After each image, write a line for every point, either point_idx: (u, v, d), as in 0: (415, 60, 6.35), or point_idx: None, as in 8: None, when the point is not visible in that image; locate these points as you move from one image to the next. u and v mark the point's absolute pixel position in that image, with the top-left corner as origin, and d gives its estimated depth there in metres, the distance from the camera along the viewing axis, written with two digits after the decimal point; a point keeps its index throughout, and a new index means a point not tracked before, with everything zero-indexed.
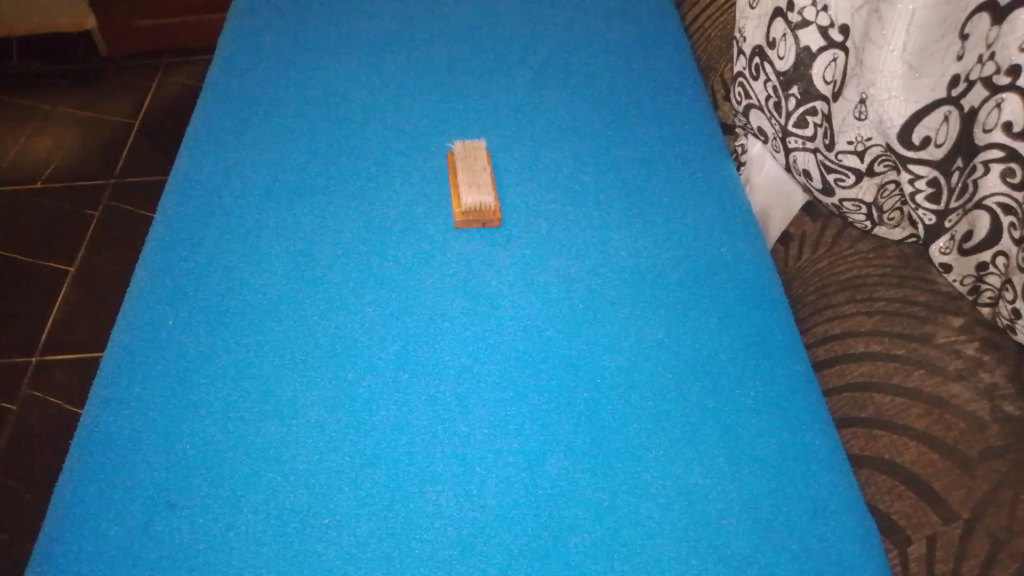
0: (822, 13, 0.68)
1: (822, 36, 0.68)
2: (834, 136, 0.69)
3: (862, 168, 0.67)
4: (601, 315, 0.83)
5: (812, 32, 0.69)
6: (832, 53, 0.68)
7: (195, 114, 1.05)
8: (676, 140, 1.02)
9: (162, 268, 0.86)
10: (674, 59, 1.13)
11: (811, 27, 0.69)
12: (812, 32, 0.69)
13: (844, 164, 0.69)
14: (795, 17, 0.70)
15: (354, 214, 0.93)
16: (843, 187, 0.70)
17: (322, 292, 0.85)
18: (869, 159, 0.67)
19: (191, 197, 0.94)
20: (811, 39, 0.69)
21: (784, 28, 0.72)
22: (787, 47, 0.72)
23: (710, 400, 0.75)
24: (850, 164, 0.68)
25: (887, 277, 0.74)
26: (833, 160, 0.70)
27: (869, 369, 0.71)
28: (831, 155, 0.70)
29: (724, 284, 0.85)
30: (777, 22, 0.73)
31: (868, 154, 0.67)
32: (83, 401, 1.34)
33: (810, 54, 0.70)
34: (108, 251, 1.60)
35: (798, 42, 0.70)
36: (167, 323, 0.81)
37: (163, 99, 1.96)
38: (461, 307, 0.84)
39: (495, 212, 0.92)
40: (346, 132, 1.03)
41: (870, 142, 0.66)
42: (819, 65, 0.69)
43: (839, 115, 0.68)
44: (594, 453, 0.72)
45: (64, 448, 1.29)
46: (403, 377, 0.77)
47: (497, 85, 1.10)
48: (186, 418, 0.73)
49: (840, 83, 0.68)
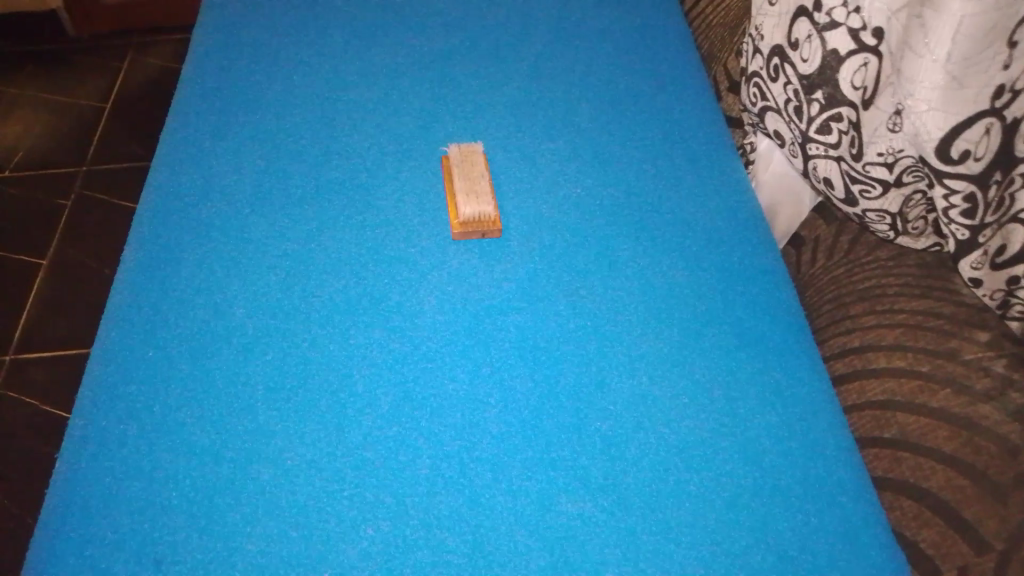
0: (855, 15, 0.63)
1: (853, 38, 0.64)
2: (862, 146, 0.65)
3: (890, 180, 0.64)
4: (611, 330, 0.79)
5: (842, 34, 0.65)
6: (863, 56, 0.64)
7: (173, 112, 0.98)
8: (681, 137, 0.97)
9: (141, 284, 0.80)
10: (675, 49, 1.08)
11: (841, 29, 0.64)
12: (841, 34, 0.65)
13: (870, 175, 0.65)
14: (823, 17, 0.66)
15: (347, 218, 0.88)
16: (868, 199, 0.66)
17: (312, 310, 0.79)
18: (898, 170, 0.63)
19: (171, 205, 0.88)
20: (840, 42, 0.65)
21: (809, 28, 0.67)
22: (812, 49, 0.67)
23: (727, 421, 0.72)
24: (877, 176, 0.64)
25: (908, 288, 0.70)
26: (858, 171, 0.66)
27: (890, 387, 0.68)
28: (857, 166, 0.66)
29: (739, 294, 0.81)
30: (802, 21, 0.68)
31: (897, 166, 0.63)
32: (64, 403, 1.29)
33: (838, 58, 0.65)
34: (82, 245, 1.53)
35: (824, 45, 0.66)
36: (147, 346, 0.75)
37: (135, 80, 1.88)
38: (463, 322, 0.79)
39: (495, 222, 0.87)
40: (334, 131, 0.97)
41: (901, 154, 0.62)
42: (847, 69, 0.65)
43: (869, 123, 0.64)
44: (609, 480, 0.68)
45: (52, 457, 1.23)
46: (405, 402, 0.72)
47: (492, 78, 1.04)
48: (175, 453, 0.69)
49: (870, 90, 0.64)
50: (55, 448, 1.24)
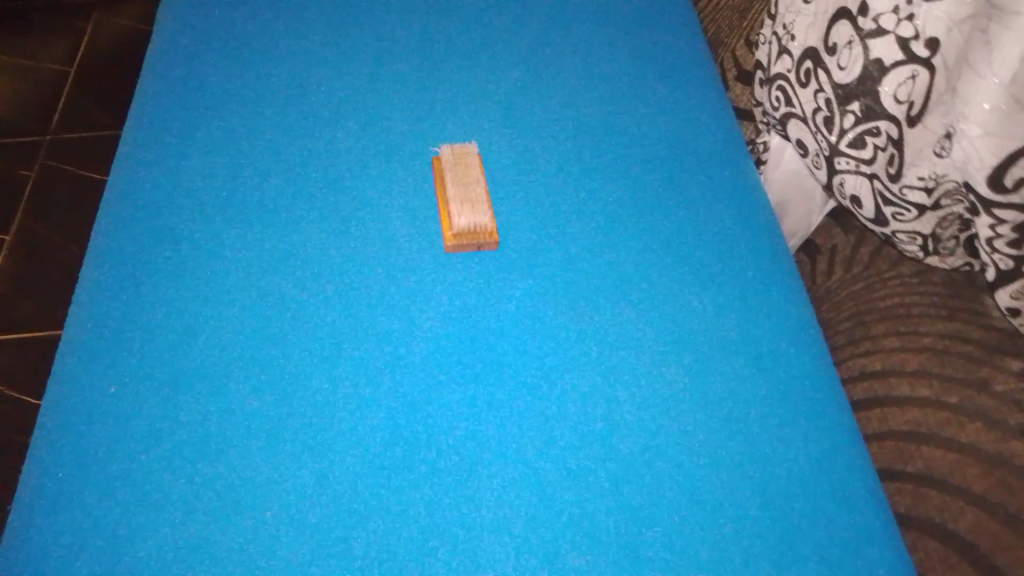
0: (907, 22, 0.57)
1: (901, 48, 0.58)
2: (900, 165, 0.60)
3: (927, 204, 0.59)
4: (619, 343, 0.73)
5: (889, 43, 0.59)
6: (910, 68, 0.58)
7: (140, 90, 0.90)
8: (691, 130, 0.91)
9: (106, 288, 0.73)
10: (683, 34, 1.01)
11: (888, 36, 0.59)
12: (888, 43, 0.59)
13: (906, 198, 0.60)
14: (868, 23, 0.60)
15: (329, 217, 0.80)
16: (900, 222, 0.61)
17: (293, 318, 0.72)
18: (938, 194, 0.58)
19: (138, 195, 0.80)
20: (884, 51, 0.59)
21: (851, 33, 0.62)
22: (852, 56, 0.62)
23: (745, 448, 0.67)
24: (913, 199, 0.59)
25: (932, 309, 0.66)
26: (894, 192, 0.61)
27: (914, 417, 0.64)
28: (892, 186, 0.61)
29: (754, 305, 0.76)
30: (842, 25, 0.63)
31: (938, 190, 0.58)
32: (33, 391, 1.22)
33: (881, 68, 0.59)
34: (48, 221, 1.45)
35: (867, 53, 0.60)
36: (113, 355, 0.68)
37: (101, 43, 1.76)
38: (460, 336, 0.73)
39: (492, 233, 0.79)
40: (314, 114, 0.89)
41: (943, 179, 0.57)
42: (891, 82, 0.59)
43: (910, 142, 0.59)
44: (619, 513, 0.64)
45: (23, 449, 1.18)
46: (401, 425, 0.67)
47: (487, 59, 0.97)
48: (149, 479, 0.62)
49: (914, 105, 0.58)
50: (24, 440, 1.17)
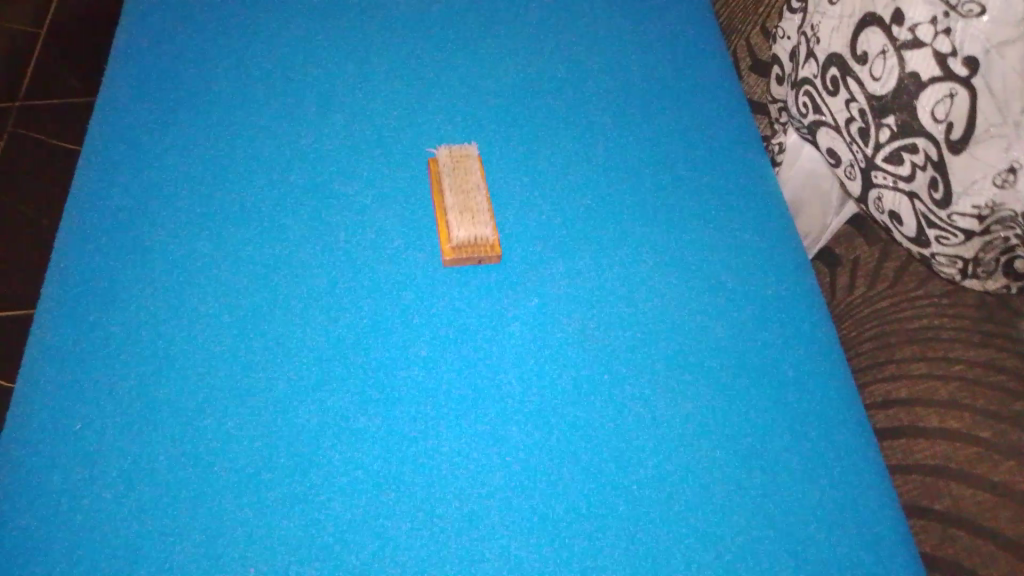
0: (943, 37, 0.53)
1: (939, 64, 0.54)
2: (946, 189, 0.54)
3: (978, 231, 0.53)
4: (630, 360, 0.68)
5: (926, 56, 0.55)
6: (949, 85, 0.53)
7: (112, 69, 0.82)
8: (704, 128, 0.85)
9: (72, 299, 0.66)
10: (695, 23, 0.95)
11: (924, 49, 0.55)
12: (925, 56, 0.55)
13: (955, 224, 0.55)
14: (904, 34, 0.56)
15: (315, 220, 0.73)
16: (946, 247, 0.56)
17: (276, 328, 0.66)
18: (991, 222, 0.53)
19: (107, 188, 0.73)
20: (921, 64, 0.55)
21: (884, 42, 0.58)
22: (886, 67, 0.58)
23: (765, 483, 0.63)
24: (962, 226, 0.54)
25: (964, 334, 0.61)
26: (940, 217, 0.56)
27: (942, 452, 0.60)
28: (938, 211, 0.56)
29: (771, 322, 0.72)
30: (874, 33, 0.59)
31: (992, 219, 0.52)
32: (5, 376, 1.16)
33: (918, 82, 0.55)
34: (18, 193, 1.36)
35: (902, 65, 0.57)
36: (79, 371, 0.62)
37: (74, 3, 1.67)
38: (457, 355, 0.67)
39: (494, 247, 0.72)
40: (300, 101, 0.82)
41: (1000, 207, 0.52)
42: (928, 98, 0.55)
43: (954, 165, 0.54)
44: (631, 551, 0.59)
45: None
46: (392, 457, 0.61)
47: (488, 43, 0.90)
48: (120, 521, 0.56)
49: (954, 126, 0.53)
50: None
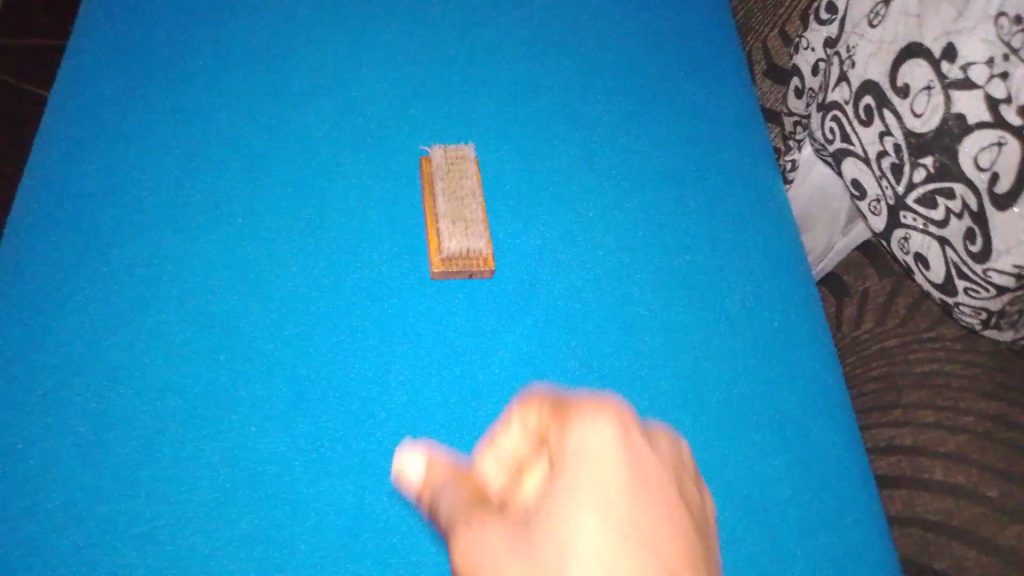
0: (999, 81, 0.49)
1: (989, 108, 0.50)
2: (985, 244, 0.51)
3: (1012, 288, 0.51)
4: (627, 387, 0.63)
5: (977, 99, 0.51)
6: (998, 133, 0.49)
7: (83, 34, 0.75)
8: (716, 139, 0.80)
9: (21, 290, 0.59)
10: (709, 24, 0.89)
11: (976, 92, 0.51)
12: (975, 98, 0.51)
13: (989, 279, 0.52)
14: (954, 71, 0.52)
15: (294, 217, 0.68)
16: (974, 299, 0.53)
17: (245, 335, 0.60)
18: None
19: (69, 167, 0.66)
20: (971, 107, 0.51)
21: (930, 77, 0.54)
22: (929, 104, 0.54)
23: (763, 529, 0.59)
24: (997, 282, 0.51)
25: (976, 384, 0.59)
26: (974, 271, 0.53)
27: (947, 507, 0.57)
28: (971, 263, 0.53)
29: (776, 354, 0.67)
30: (919, 65, 0.55)
31: None
32: None
33: (964, 125, 0.51)
34: None
35: (949, 105, 0.53)
36: (22, 372, 0.56)
37: None
38: (440, 373, 0.62)
39: (487, 261, 0.67)
40: (286, 84, 0.76)
41: None
42: (973, 144, 0.51)
43: (996, 220, 0.50)
44: None
45: None
46: (362, 480, 0.55)
47: (492, 34, 0.84)
48: (58, 553, 0.50)
49: (1000, 178, 0.49)
50: None
